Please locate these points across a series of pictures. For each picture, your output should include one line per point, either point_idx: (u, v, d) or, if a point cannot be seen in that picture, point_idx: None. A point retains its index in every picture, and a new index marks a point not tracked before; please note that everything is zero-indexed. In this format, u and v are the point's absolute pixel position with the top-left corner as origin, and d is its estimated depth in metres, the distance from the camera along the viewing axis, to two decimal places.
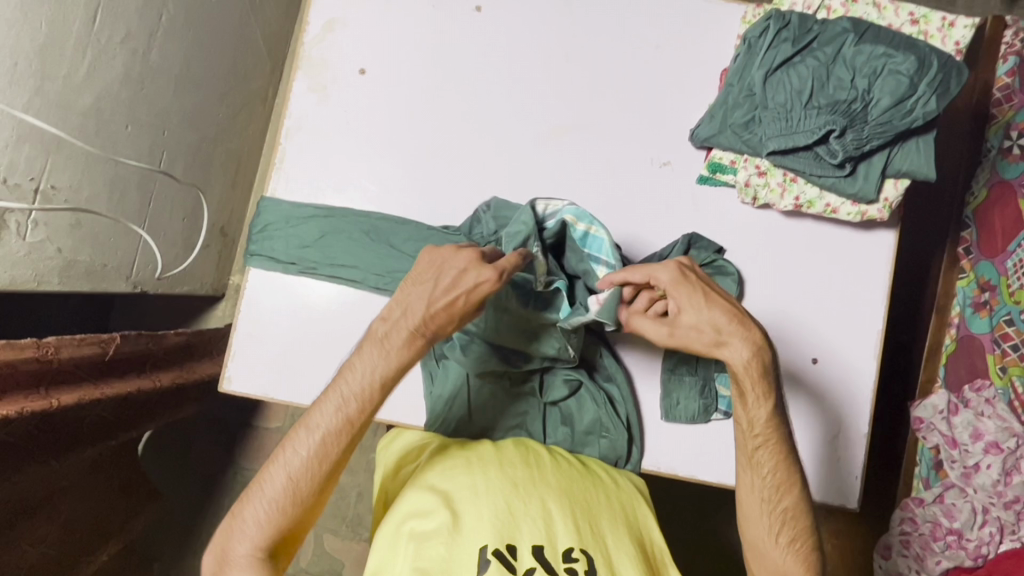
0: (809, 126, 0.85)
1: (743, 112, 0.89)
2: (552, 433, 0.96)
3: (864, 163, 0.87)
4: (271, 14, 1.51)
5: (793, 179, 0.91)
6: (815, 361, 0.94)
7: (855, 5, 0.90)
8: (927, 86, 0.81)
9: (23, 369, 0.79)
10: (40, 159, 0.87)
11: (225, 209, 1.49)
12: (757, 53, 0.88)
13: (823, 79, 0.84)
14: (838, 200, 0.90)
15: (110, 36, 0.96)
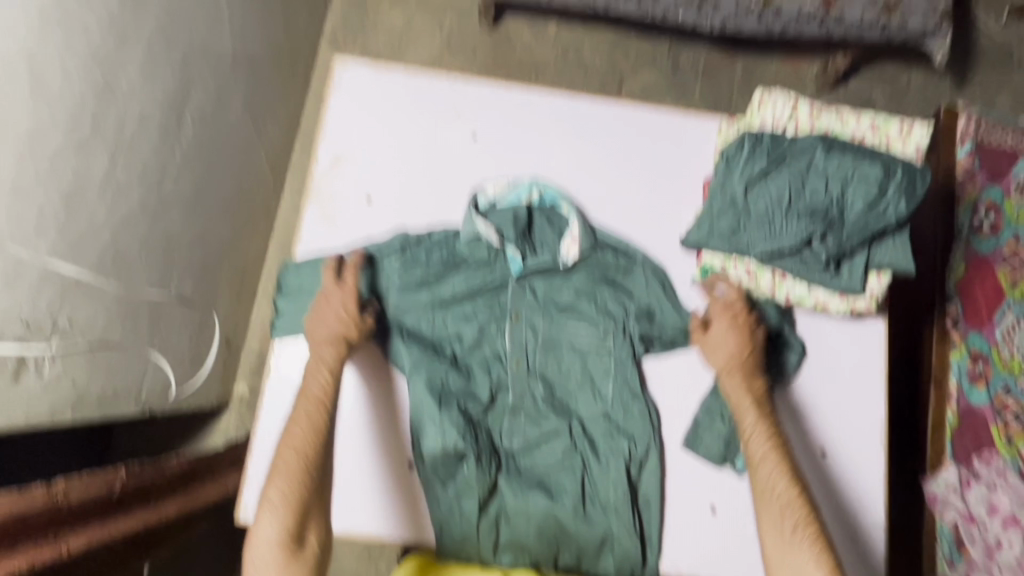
0: (792, 232, 0.91)
1: (728, 220, 0.94)
2: (559, 556, 0.95)
3: (847, 262, 0.92)
4: (275, 136, 1.61)
5: (782, 278, 0.95)
6: (822, 453, 0.95)
7: (819, 117, 0.96)
8: (895, 191, 0.89)
9: (33, 519, 0.78)
10: (59, 298, 0.90)
11: (231, 320, 1.52)
12: (736, 168, 0.94)
13: (798, 190, 0.91)
14: (827, 295, 0.94)
15: (128, 175, 1.02)
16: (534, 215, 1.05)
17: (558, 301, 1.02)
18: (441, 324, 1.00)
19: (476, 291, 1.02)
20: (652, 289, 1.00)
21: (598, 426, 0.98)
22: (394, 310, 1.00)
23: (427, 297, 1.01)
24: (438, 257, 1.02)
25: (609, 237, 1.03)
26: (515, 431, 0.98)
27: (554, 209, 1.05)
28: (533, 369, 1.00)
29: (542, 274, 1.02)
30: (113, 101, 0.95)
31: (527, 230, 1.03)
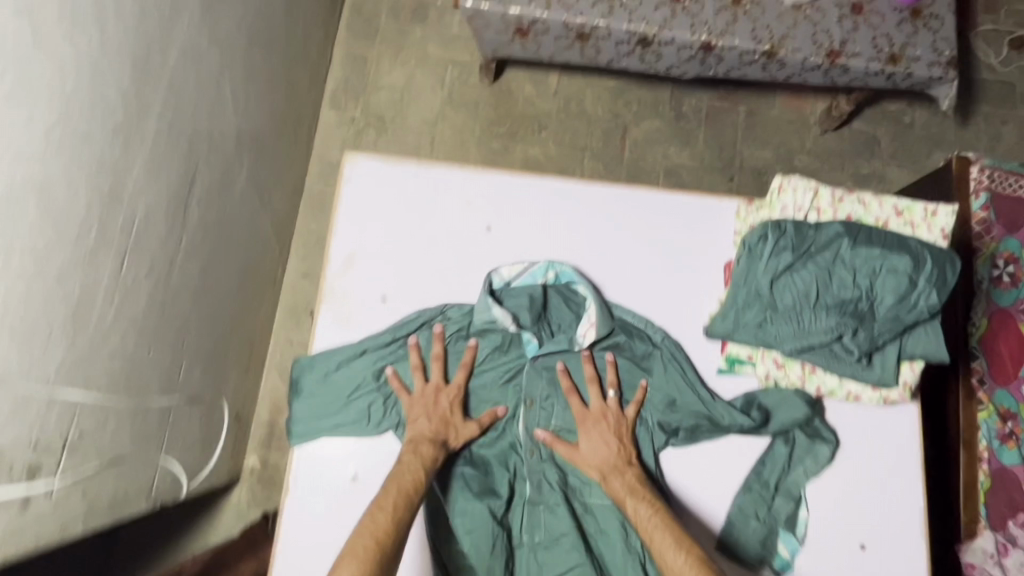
0: (822, 326, 0.88)
1: (755, 313, 0.91)
2: None
3: (879, 353, 0.89)
4: (280, 204, 1.59)
5: (812, 371, 0.96)
6: (863, 546, 0.94)
7: (842, 203, 0.96)
8: (925, 281, 0.86)
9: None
10: (69, 412, 0.87)
11: (240, 395, 1.50)
12: (759, 258, 0.90)
13: (827, 283, 0.88)
14: (858, 387, 0.95)
15: (136, 274, 1.00)
16: (549, 295, 1.04)
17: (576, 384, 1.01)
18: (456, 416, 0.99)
19: (492, 379, 1.01)
20: (671, 376, 0.98)
21: (618, 523, 0.95)
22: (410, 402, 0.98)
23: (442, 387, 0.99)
24: (452, 344, 1.01)
25: (626, 317, 1.02)
26: (534, 528, 0.95)
27: (570, 288, 1.04)
28: (552, 459, 0.98)
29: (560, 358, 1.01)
30: (119, 204, 0.93)
31: (542, 313, 1.02)
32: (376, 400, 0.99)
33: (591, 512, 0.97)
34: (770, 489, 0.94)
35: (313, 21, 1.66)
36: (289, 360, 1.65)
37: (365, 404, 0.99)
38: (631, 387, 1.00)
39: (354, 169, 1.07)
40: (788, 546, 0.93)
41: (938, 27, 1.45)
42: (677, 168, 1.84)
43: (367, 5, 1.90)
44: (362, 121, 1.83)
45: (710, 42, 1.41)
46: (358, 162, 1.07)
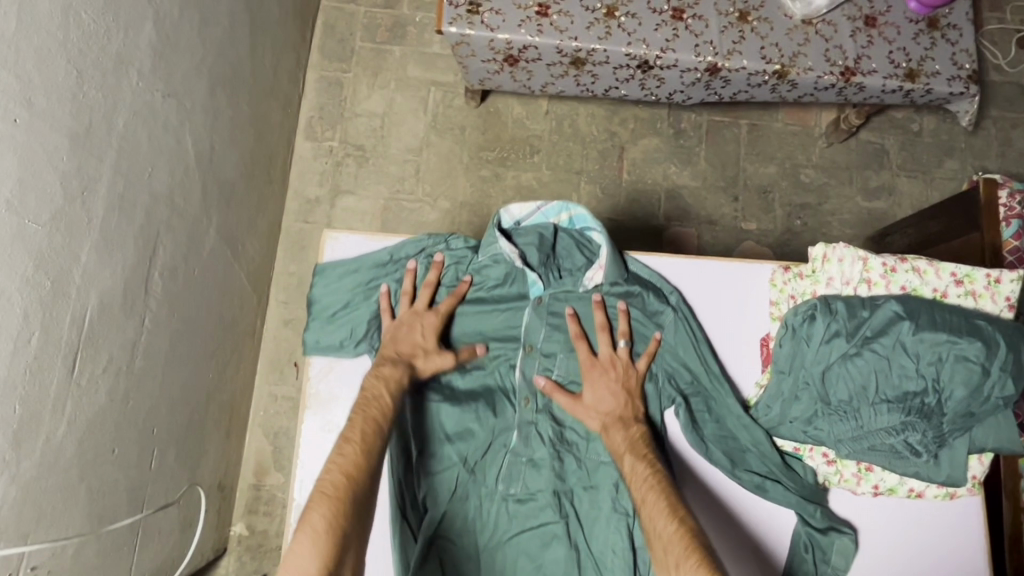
0: (884, 423, 0.78)
1: (803, 407, 0.81)
2: None
3: (946, 450, 0.79)
4: (255, 251, 1.46)
5: (868, 466, 0.81)
6: None
7: (895, 274, 0.86)
8: (1000, 369, 0.77)
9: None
10: (17, 550, 0.75)
11: (222, 463, 1.38)
12: (806, 344, 0.81)
13: (886, 371, 0.79)
14: (922, 484, 0.80)
15: (93, 372, 0.87)
16: (559, 241, 0.90)
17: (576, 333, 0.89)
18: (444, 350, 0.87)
19: (485, 317, 0.88)
20: (680, 336, 0.85)
21: (606, 480, 0.84)
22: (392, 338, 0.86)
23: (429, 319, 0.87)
24: (449, 276, 0.89)
25: (641, 270, 0.88)
26: (512, 481, 0.83)
27: (584, 235, 0.90)
28: (545, 411, 0.86)
29: (560, 298, 0.89)
30: (65, 300, 0.81)
31: (551, 255, 0.89)
32: (362, 319, 0.87)
33: (579, 470, 0.85)
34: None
35: (282, 48, 1.52)
36: (273, 417, 1.53)
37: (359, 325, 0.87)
38: (642, 338, 0.87)
39: (335, 249, 0.91)
40: None
41: (957, 38, 1.35)
42: (678, 189, 1.74)
43: (340, 25, 1.77)
44: (340, 151, 1.70)
45: (716, 64, 1.30)
46: (341, 239, 0.91)
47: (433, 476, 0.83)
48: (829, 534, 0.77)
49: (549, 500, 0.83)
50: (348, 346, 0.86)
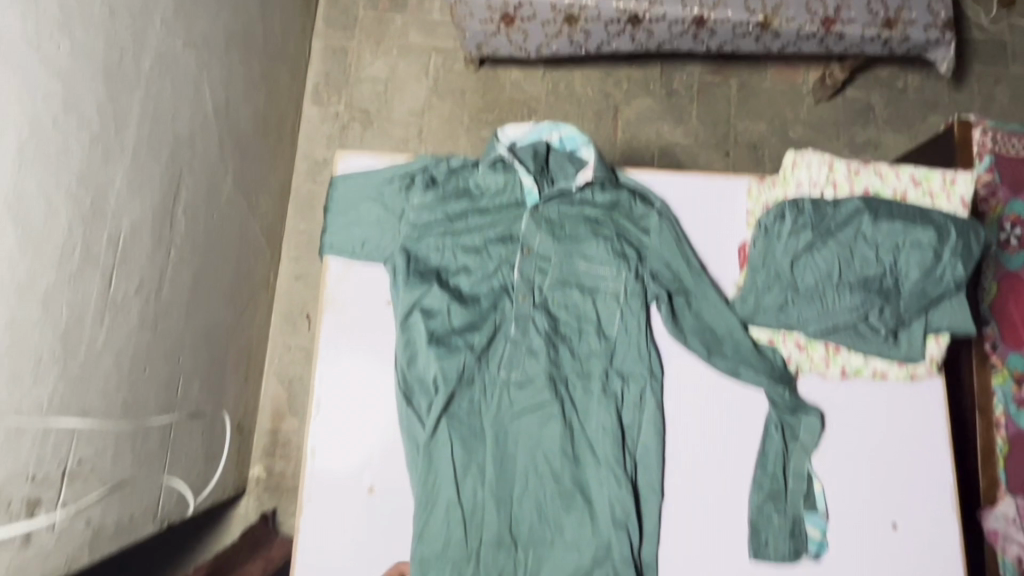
0: (846, 304, 0.84)
1: (776, 295, 0.87)
2: (529, 523, 0.86)
3: (906, 328, 0.84)
4: (268, 206, 1.54)
5: (836, 350, 0.86)
6: (895, 525, 0.83)
7: (858, 175, 0.92)
8: (950, 254, 0.83)
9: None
10: (65, 441, 0.84)
11: (241, 405, 1.46)
12: (778, 239, 0.87)
13: (848, 259, 0.85)
14: (884, 364, 0.84)
15: (126, 291, 0.95)
16: (550, 157, 1.02)
17: (570, 235, 0.96)
18: (450, 252, 0.95)
19: (488, 224, 0.97)
20: (664, 235, 0.94)
21: (597, 366, 0.91)
22: (403, 241, 0.94)
23: (437, 223, 0.95)
24: (451, 187, 0.97)
25: (630, 181, 0.98)
26: (512, 367, 0.90)
27: (573, 153, 1.02)
28: (542, 306, 0.93)
29: (555, 206, 0.98)
30: (103, 219, 0.88)
31: (545, 166, 1.01)
32: (378, 222, 0.96)
33: (573, 359, 0.91)
34: (780, 481, 0.83)
35: (289, 14, 1.60)
36: (288, 365, 1.61)
37: (374, 230, 0.95)
38: (632, 241, 0.96)
39: (348, 168, 1.00)
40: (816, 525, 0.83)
41: None
42: (671, 146, 1.81)
43: None
44: (346, 115, 1.77)
45: (702, 15, 1.37)
46: (354, 159, 1.00)
47: (436, 365, 0.89)
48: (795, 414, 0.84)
49: (546, 385, 0.89)
50: (364, 249, 0.95)
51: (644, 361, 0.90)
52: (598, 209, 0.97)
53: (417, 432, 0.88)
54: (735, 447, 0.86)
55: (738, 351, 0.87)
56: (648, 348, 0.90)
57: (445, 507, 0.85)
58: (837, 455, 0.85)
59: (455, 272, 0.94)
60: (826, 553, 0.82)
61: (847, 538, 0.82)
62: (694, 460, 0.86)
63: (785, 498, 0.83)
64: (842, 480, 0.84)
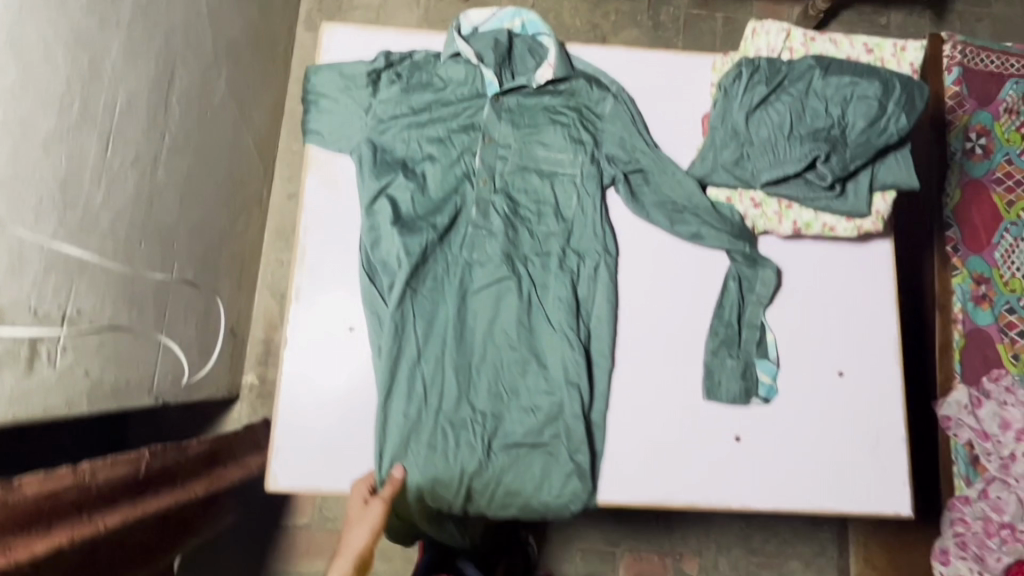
0: (795, 154, 0.83)
1: (731, 151, 0.87)
2: (488, 395, 0.88)
3: (852, 181, 0.85)
4: (261, 122, 1.58)
5: (788, 205, 0.88)
6: (841, 373, 0.89)
7: (814, 43, 0.96)
8: (896, 104, 0.83)
9: (63, 498, 0.80)
10: (66, 287, 0.89)
11: (234, 311, 1.51)
12: (734, 97, 0.88)
13: (800, 112, 0.84)
14: (834, 218, 0.87)
15: (122, 161, 1.00)
16: (514, 45, 1.02)
17: (531, 125, 0.97)
18: (415, 141, 0.95)
19: (451, 113, 0.97)
20: (622, 118, 0.97)
21: (557, 245, 0.93)
22: (369, 131, 0.94)
23: (403, 116, 0.95)
24: (414, 77, 0.97)
25: (583, 68, 1.00)
26: (474, 248, 0.92)
27: (535, 40, 1.02)
28: (503, 191, 0.94)
29: (515, 97, 0.98)
30: (99, 83, 0.93)
31: (506, 57, 1.00)
32: (344, 109, 0.96)
33: (531, 239, 0.93)
34: (735, 328, 0.88)
35: None
36: (279, 279, 1.66)
37: (338, 120, 0.95)
38: (591, 127, 0.97)
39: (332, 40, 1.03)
40: (768, 371, 0.88)
41: None
42: None
43: None
44: None
45: None
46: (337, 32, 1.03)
47: (398, 245, 0.90)
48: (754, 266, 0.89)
49: (503, 262, 0.91)
50: (329, 137, 0.95)
51: (599, 238, 0.93)
52: (558, 99, 0.98)
53: (380, 309, 0.89)
54: (695, 303, 0.91)
55: (699, 216, 0.90)
56: (603, 226, 0.93)
57: (406, 377, 0.87)
58: (790, 309, 0.90)
59: (416, 160, 0.95)
60: (775, 397, 0.88)
61: (797, 385, 0.88)
62: (657, 314, 0.91)
63: (740, 346, 0.88)
64: (794, 331, 0.89)
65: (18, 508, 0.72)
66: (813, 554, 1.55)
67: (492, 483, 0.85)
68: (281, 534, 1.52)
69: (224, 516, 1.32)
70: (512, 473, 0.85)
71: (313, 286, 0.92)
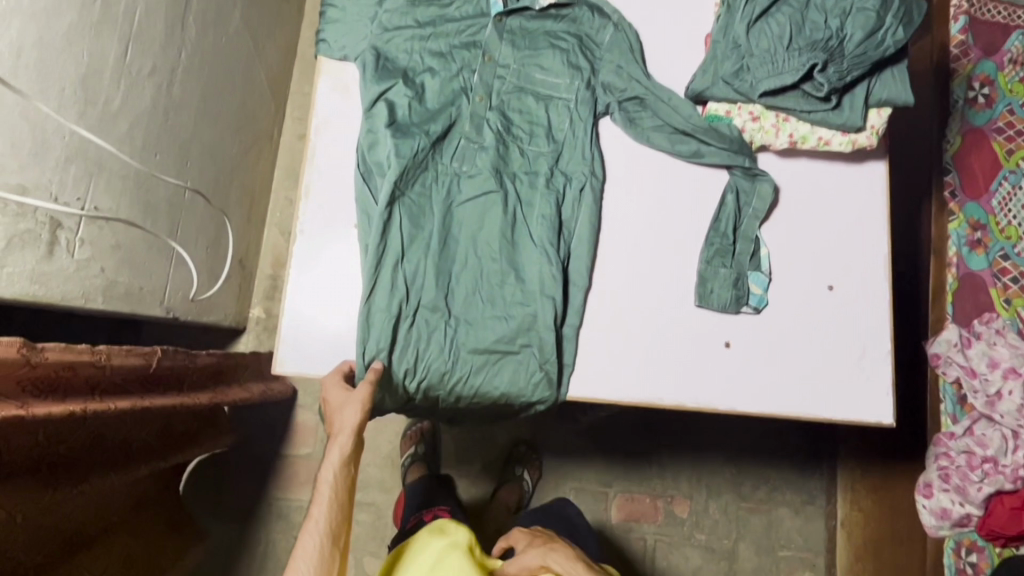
0: (794, 65, 0.85)
1: (732, 63, 0.88)
2: (469, 302, 0.90)
3: (848, 94, 0.86)
4: (273, 58, 1.60)
5: (785, 118, 0.89)
6: (831, 287, 0.92)
7: None
8: (894, 18, 0.83)
9: (80, 373, 0.85)
10: (85, 181, 0.92)
11: (244, 242, 1.54)
12: (737, 9, 0.88)
13: (800, 24, 0.85)
14: (829, 132, 0.88)
15: (139, 69, 1.03)
16: None
17: (532, 47, 0.98)
18: (417, 54, 0.96)
19: (456, 29, 0.98)
20: (621, 47, 0.98)
21: (545, 165, 0.95)
22: (374, 40, 0.97)
23: (407, 28, 0.97)
24: None
25: None
26: (464, 160, 0.94)
27: None
28: (497, 109, 0.96)
29: (519, 19, 0.99)
30: None
31: None
32: (357, 21, 0.99)
33: (520, 157, 0.95)
34: (729, 239, 0.91)
35: None
36: (288, 217, 1.68)
37: (348, 31, 0.98)
38: (590, 55, 0.99)
39: None
40: (759, 282, 0.90)
41: None
42: None
43: None
44: None
45: None
46: None
47: (392, 147, 0.90)
48: (753, 177, 0.91)
49: (491, 175, 0.92)
50: (339, 46, 0.98)
51: (587, 162, 0.94)
52: (561, 25, 0.99)
53: (370, 207, 0.91)
54: (691, 216, 0.94)
55: (697, 136, 0.92)
56: (592, 151, 0.95)
57: (388, 274, 0.88)
58: (784, 223, 0.93)
59: (416, 71, 0.96)
60: (765, 307, 0.91)
61: (786, 297, 0.91)
62: (654, 227, 0.94)
63: (733, 257, 0.90)
64: (786, 245, 0.92)
65: (34, 374, 0.78)
66: (802, 502, 1.58)
67: (460, 382, 0.88)
68: (283, 461, 1.56)
69: (222, 441, 1.37)
70: (480, 376, 0.88)
71: (321, 180, 0.95)
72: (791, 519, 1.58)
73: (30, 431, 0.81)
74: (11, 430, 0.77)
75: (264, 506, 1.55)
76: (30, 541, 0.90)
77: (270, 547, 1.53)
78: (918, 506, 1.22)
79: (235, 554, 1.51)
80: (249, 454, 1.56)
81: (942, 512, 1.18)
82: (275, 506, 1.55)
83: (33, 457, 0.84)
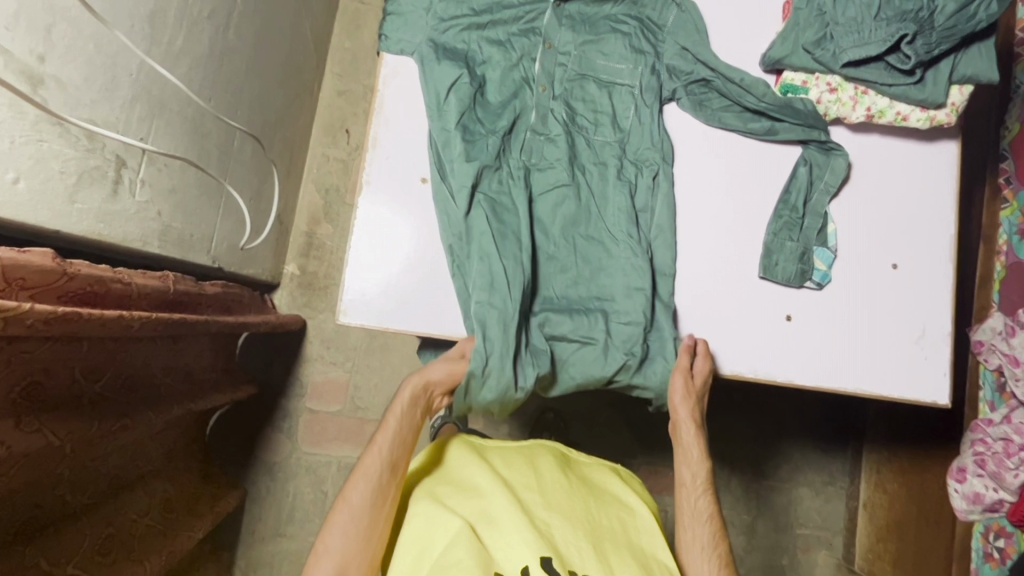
0: (880, 36, 0.84)
1: (814, 31, 0.87)
2: (555, 297, 0.90)
3: (932, 69, 0.86)
4: (317, 11, 1.57)
5: (864, 91, 0.89)
6: (894, 266, 0.91)
7: None
8: None
9: (110, 289, 0.83)
10: (147, 121, 0.90)
11: (283, 197, 1.53)
12: None
13: None
14: (908, 108, 0.88)
15: (201, 11, 1.00)
16: None
17: (590, 33, 0.96)
18: (476, 43, 0.93)
19: (513, 17, 0.95)
20: (686, 27, 0.96)
21: (614, 154, 0.93)
22: (430, 32, 0.94)
23: (463, 17, 0.94)
24: None
25: None
26: (533, 154, 0.92)
27: None
28: (562, 98, 0.94)
29: (576, 5, 0.97)
30: None
31: None
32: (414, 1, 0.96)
33: (587, 147, 0.94)
34: (799, 212, 0.90)
35: None
36: (325, 174, 1.65)
37: (407, 29, 0.95)
38: (653, 35, 0.97)
39: None
40: (823, 258, 0.91)
41: None
42: None
43: None
44: None
45: None
46: None
47: (465, 144, 0.88)
48: (829, 153, 0.91)
49: (566, 167, 0.91)
50: (395, 48, 0.96)
51: (656, 147, 0.93)
52: (621, 7, 0.97)
53: (449, 206, 0.88)
54: (757, 188, 0.93)
55: (774, 112, 0.91)
56: (660, 135, 0.93)
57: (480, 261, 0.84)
58: (853, 201, 0.92)
59: (476, 65, 0.93)
60: (829, 283, 0.91)
61: (853, 273, 0.91)
62: (721, 199, 0.93)
63: (800, 229, 0.90)
64: (852, 222, 0.92)
65: (73, 287, 0.76)
66: (824, 483, 1.60)
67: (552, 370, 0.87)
68: (314, 417, 1.58)
69: (245, 389, 1.37)
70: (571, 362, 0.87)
71: (389, 132, 0.95)
72: (813, 499, 1.60)
73: (69, 364, 0.82)
74: (53, 362, 0.79)
75: (293, 460, 1.56)
76: (75, 479, 0.92)
77: (298, 501, 1.55)
78: (951, 491, 1.22)
79: (263, 506, 1.54)
80: (280, 409, 1.57)
81: (975, 497, 1.18)
82: (303, 461, 1.57)
83: (75, 392, 0.84)
